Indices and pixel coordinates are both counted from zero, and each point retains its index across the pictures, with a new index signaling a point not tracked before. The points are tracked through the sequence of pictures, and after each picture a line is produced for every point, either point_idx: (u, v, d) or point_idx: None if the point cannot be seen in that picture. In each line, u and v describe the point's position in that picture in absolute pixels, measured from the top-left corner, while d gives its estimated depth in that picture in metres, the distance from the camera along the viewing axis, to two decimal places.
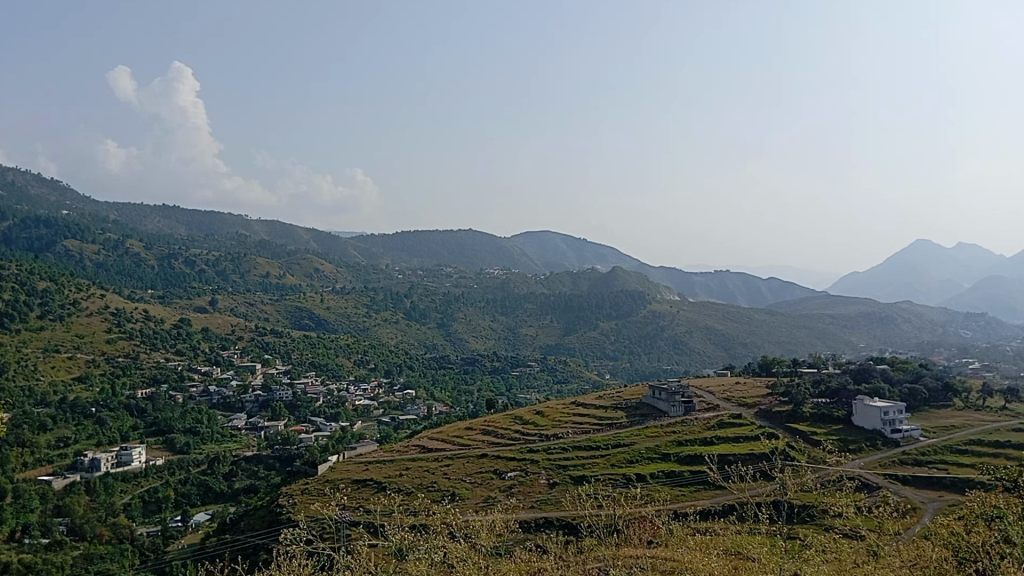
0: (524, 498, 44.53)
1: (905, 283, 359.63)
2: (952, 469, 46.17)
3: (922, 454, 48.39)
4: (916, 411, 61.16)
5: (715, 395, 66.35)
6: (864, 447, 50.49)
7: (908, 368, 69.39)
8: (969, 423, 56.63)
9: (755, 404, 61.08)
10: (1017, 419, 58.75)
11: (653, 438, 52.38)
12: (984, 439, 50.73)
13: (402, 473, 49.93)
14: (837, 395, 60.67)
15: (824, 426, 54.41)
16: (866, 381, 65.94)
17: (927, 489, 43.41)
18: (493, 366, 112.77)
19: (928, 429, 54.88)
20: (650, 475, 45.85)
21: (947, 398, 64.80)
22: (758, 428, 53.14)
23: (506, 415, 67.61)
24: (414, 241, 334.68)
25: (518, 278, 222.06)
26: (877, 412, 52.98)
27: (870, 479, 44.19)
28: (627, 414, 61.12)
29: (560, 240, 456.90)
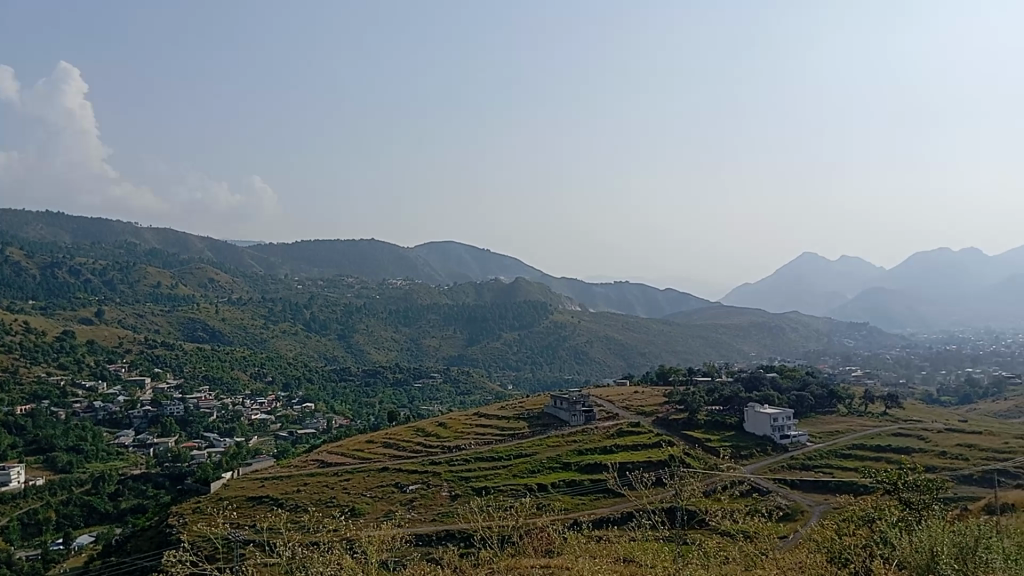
0: (425, 511, 43.76)
1: (794, 292, 375.41)
2: (836, 472, 48.00)
3: (808, 458, 50.16)
4: (803, 417, 63.59)
5: (614, 404, 67.16)
6: (755, 452, 51.98)
7: (795, 377, 72.09)
8: (852, 428, 59.16)
9: (653, 412, 62.08)
10: (895, 424, 61.86)
11: (553, 448, 52.49)
12: (865, 444, 53.15)
13: (299, 489, 48.37)
14: (730, 403, 62.35)
15: (718, 433, 55.69)
16: (756, 389, 68.11)
17: (812, 491, 44.99)
18: (395, 379, 111.13)
19: (814, 434, 57.07)
20: (552, 485, 45.88)
21: (831, 404, 67.70)
22: (655, 436, 54.02)
23: (406, 427, 66.62)
24: (314, 251, 328.14)
25: (420, 289, 220.45)
26: (767, 419, 54.69)
27: (760, 484, 45.42)
28: (528, 424, 61.09)
29: (463, 251, 456.66)
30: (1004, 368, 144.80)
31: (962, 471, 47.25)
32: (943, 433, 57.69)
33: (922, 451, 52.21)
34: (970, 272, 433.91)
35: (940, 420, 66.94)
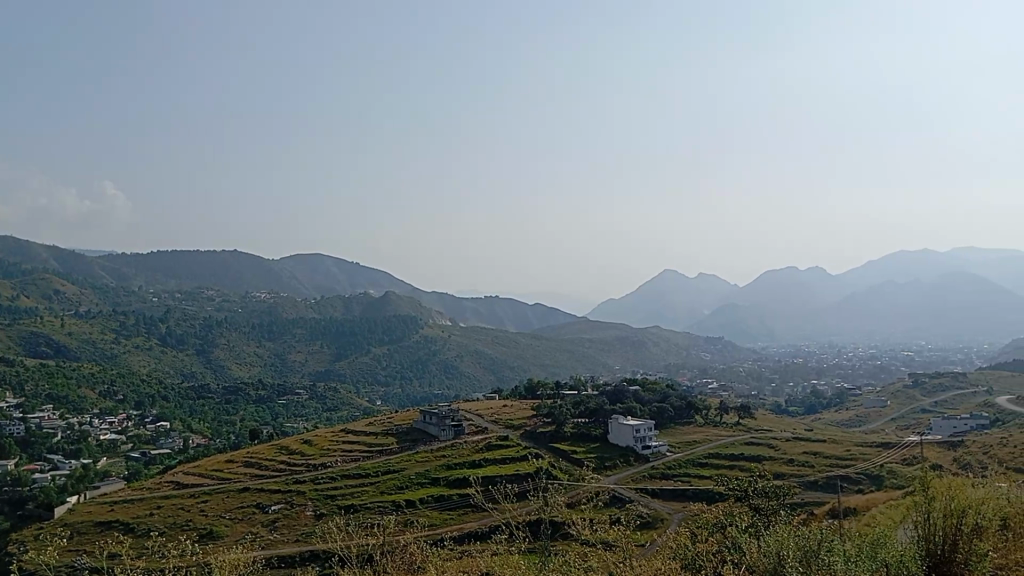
0: (288, 531, 42.00)
1: (656, 309, 388.30)
2: (694, 480, 49.50)
3: (668, 468, 51.56)
4: (664, 427, 65.54)
5: (484, 417, 66.84)
6: (618, 463, 52.94)
7: (656, 389, 74.13)
8: (709, 438, 61.37)
9: (521, 425, 62.18)
10: (748, 433, 64.73)
11: (422, 463, 51.58)
12: (721, 453, 55.20)
13: (153, 512, 45.43)
14: (596, 415, 63.24)
15: (583, 445, 56.36)
16: (620, 401, 69.59)
17: (672, 500, 46.11)
18: (257, 395, 106.47)
19: (674, 444, 58.80)
20: (420, 501, 44.97)
21: (690, 415, 70.07)
22: (523, 448, 54.07)
23: (269, 445, 63.92)
24: (172, 262, 312.15)
25: (287, 301, 213.57)
26: (630, 430, 55.85)
27: (623, 493, 46.19)
28: (397, 440, 59.84)
29: (330, 262, 446.12)
30: (845, 380, 155.07)
31: (809, 477, 49.87)
32: (791, 441, 60.75)
33: (773, 459, 54.71)
34: (815, 292, 463.44)
35: (789, 429, 70.49)
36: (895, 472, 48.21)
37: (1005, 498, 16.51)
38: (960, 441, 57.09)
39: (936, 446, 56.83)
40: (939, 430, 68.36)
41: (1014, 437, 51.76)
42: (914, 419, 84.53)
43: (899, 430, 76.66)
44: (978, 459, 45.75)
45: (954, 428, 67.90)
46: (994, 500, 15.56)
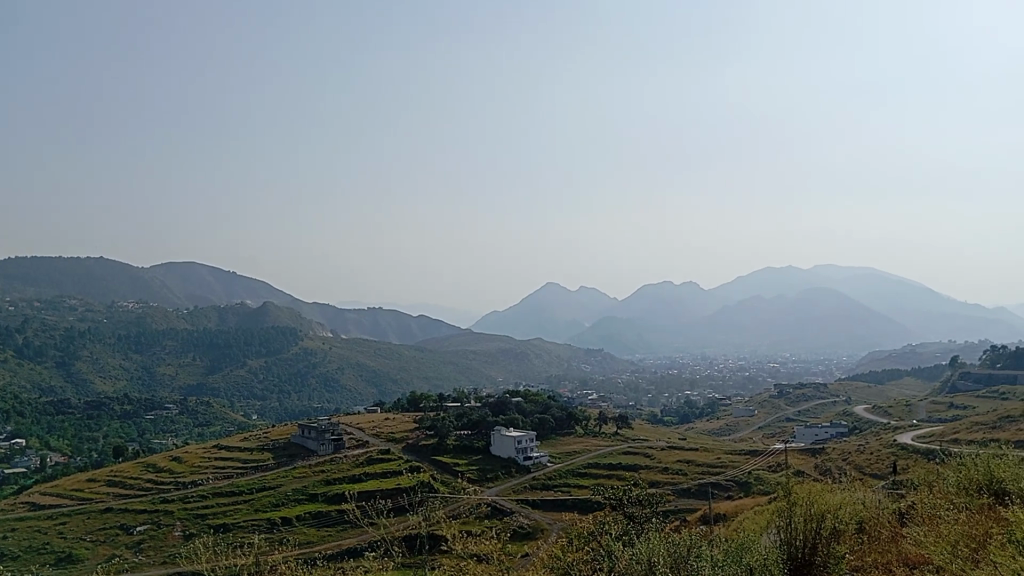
0: (155, 553, 39.87)
1: (539, 321, 392.89)
2: (573, 491, 50.07)
3: (549, 478, 52.01)
4: (544, 439, 66.19)
5: (364, 431, 65.45)
6: (500, 474, 53.04)
7: (538, 400, 74.72)
8: (588, 448, 62.36)
9: (403, 438, 61.26)
10: (626, 444, 66.18)
11: (299, 479, 50.02)
12: (600, 463, 56.18)
13: (5, 536, 42.25)
14: (478, 427, 63.21)
15: (465, 457, 56.27)
16: (502, 412, 69.68)
17: (552, 510, 46.40)
18: (123, 410, 100.44)
19: (554, 455, 59.46)
20: (296, 518, 43.57)
21: (570, 425, 71.01)
22: (404, 462, 53.33)
23: (137, 463, 60.57)
24: (29, 268, 291.64)
25: (158, 312, 203.50)
26: (512, 441, 56.17)
27: (503, 505, 46.15)
28: (273, 455, 57.91)
29: (204, 271, 428.00)
30: (716, 390, 161.51)
31: (681, 485, 51.42)
32: (665, 450, 62.65)
33: (649, 467, 56.16)
34: (690, 306, 480.84)
35: (664, 438, 72.66)
36: (762, 478, 50.30)
37: (858, 501, 17.44)
38: (821, 448, 60.29)
39: (798, 453, 59.90)
40: (802, 438, 72.13)
41: (868, 444, 55.26)
42: (778, 427, 88.85)
43: (765, 438, 80.26)
44: (836, 465, 48.57)
45: (816, 436, 71.89)
46: (849, 503, 16.47)
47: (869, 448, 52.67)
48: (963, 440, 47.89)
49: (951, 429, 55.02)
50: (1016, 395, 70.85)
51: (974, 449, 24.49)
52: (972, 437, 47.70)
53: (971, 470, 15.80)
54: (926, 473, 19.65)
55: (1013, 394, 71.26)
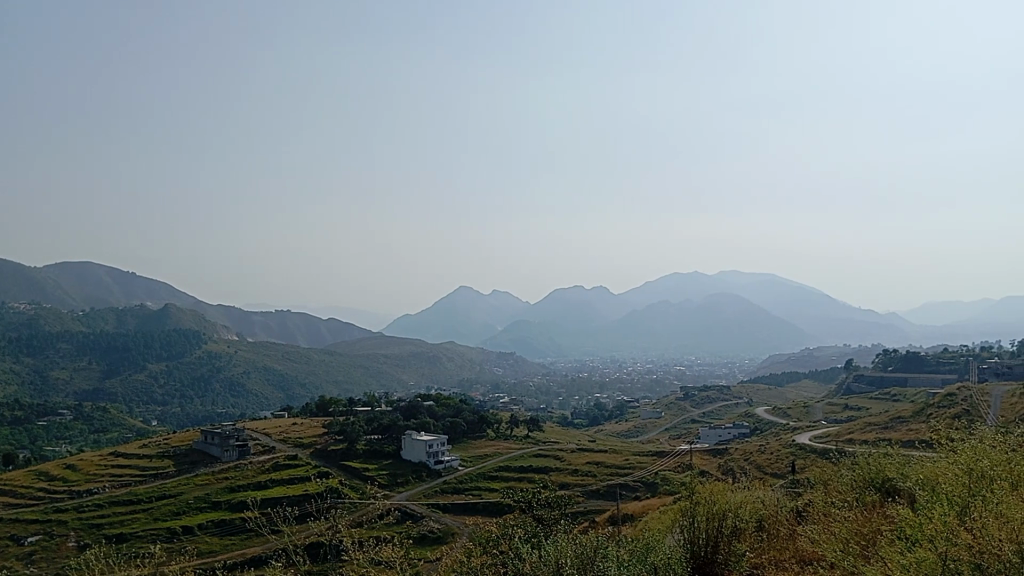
0: (47, 566, 37.75)
1: (451, 324, 391.66)
2: (483, 494, 49.93)
3: (460, 482, 51.76)
4: (456, 442, 65.85)
5: (271, 436, 63.60)
6: (410, 479, 52.44)
7: (449, 404, 74.18)
8: (499, 451, 62.36)
9: (311, 443, 59.79)
10: (537, 446, 66.43)
11: (202, 487, 48.28)
12: (511, 466, 56.23)
13: None
14: (388, 431, 62.30)
15: (375, 462, 55.40)
16: (413, 416, 68.84)
17: (463, 513, 46.13)
18: (10, 417, 94.68)
19: (466, 459, 59.19)
20: (198, 526, 42.02)
21: (481, 429, 70.84)
22: (312, 468, 52.15)
23: (26, 471, 57.18)
24: None
25: (50, 312, 193.22)
26: (422, 446, 55.62)
27: (413, 509, 45.56)
28: (174, 462, 55.67)
29: (100, 271, 408.75)
30: (625, 393, 164.18)
31: (591, 486, 51.91)
32: (576, 452, 63.21)
33: (559, 470, 56.50)
34: (600, 311, 488.06)
35: (574, 441, 73.20)
36: (668, 478, 51.21)
37: (758, 500, 17.80)
38: (724, 449, 61.97)
39: (702, 454, 61.34)
40: (706, 439, 73.96)
41: (768, 445, 57.05)
42: (684, 429, 90.79)
43: (671, 439, 82.03)
44: (738, 465, 50.00)
45: (719, 437, 73.82)
46: (749, 502, 16.83)
47: (769, 448, 54.46)
48: (856, 440, 50.00)
49: (846, 429, 57.37)
50: (905, 396, 74.49)
51: (866, 449, 25.47)
52: (864, 437, 49.83)
53: (865, 469, 16.32)
54: (823, 471, 20.18)
55: (903, 396, 74.95)
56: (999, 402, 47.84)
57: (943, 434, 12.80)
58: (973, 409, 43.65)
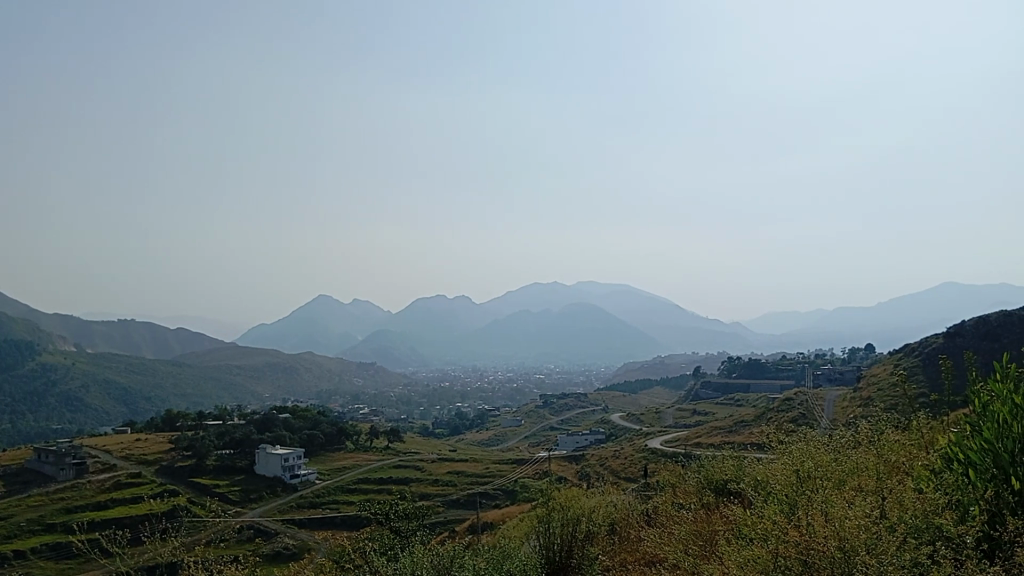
0: None
1: (308, 334, 381.51)
2: (341, 507, 48.83)
3: (316, 496, 50.47)
4: (314, 455, 63.99)
5: (112, 453, 59.48)
6: (264, 494, 50.64)
7: (306, 416, 71.90)
8: (358, 464, 61.14)
9: (156, 460, 56.38)
10: (397, 458, 65.59)
11: (34, 507, 44.58)
12: (370, 478, 55.26)
13: None
14: (241, 446, 59.78)
15: (226, 479, 53.07)
16: (268, 428, 66.09)
17: (319, 529, 44.86)
18: None
19: (323, 472, 57.70)
20: (31, 550, 38.81)
21: (340, 441, 69.25)
22: (158, 485, 49.28)
23: None
24: None
25: None
26: (278, 459, 53.97)
27: (266, 526, 43.82)
28: (2, 483, 51.07)
29: None
30: (485, 402, 165.00)
31: (452, 496, 51.81)
32: (437, 463, 62.95)
33: (419, 480, 56.05)
34: (462, 322, 489.22)
35: (433, 451, 72.74)
36: (527, 486, 51.76)
37: (610, 503, 17.84)
38: (581, 455, 63.40)
39: (561, 460, 62.50)
40: (564, 445, 75.51)
41: (622, 450, 58.84)
42: (543, 436, 92.23)
43: (531, 447, 83.26)
44: (594, 470, 51.31)
45: (576, 444, 75.53)
46: (603, 506, 16.95)
47: (624, 454, 56.26)
48: (704, 443, 52.53)
49: (695, 433, 59.98)
50: (748, 401, 78.94)
51: (712, 452, 26.73)
52: (711, 441, 52.28)
53: (709, 472, 16.97)
54: (672, 475, 20.64)
55: (746, 401, 79.27)
56: (831, 405, 51.60)
57: (776, 434, 13.03)
58: (809, 413, 46.73)
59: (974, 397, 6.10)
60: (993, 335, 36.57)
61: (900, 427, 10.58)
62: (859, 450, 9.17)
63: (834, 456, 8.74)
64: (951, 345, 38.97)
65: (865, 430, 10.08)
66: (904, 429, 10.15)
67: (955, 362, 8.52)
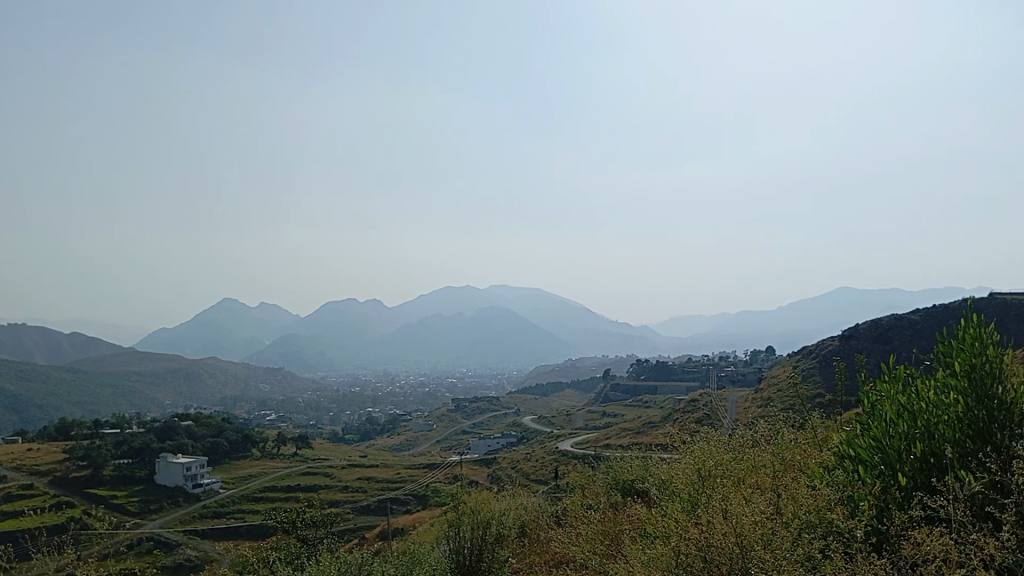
0: None
1: (213, 338, 369.94)
2: (247, 516, 47.48)
3: (220, 506, 48.94)
4: (217, 463, 61.98)
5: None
6: (165, 505, 48.83)
7: (210, 423, 69.54)
8: (264, 472, 59.59)
9: (48, 470, 53.45)
10: (304, 465, 64.27)
11: None
12: (277, 486, 53.95)
13: None
14: (140, 455, 57.32)
15: (125, 489, 50.85)
16: (169, 434, 63.36)
17: (224, 539, 43.52)
18: None
19: (227, 480, 55.99)
20: None
21: (245, 448, 67.34)
22: (51, 497, 46.70)
23: None
24: None
25: None
26: (179, 468, 52.16)
27: (167, 537, 42.16)
28: None
29: None
30: (396, 406, 163.36)
31: (361, 503, 51.08)
32: (346, 469, 61.99)
33: (328, 488, 55.00)
34: (373, 326, 483.26)
35: (343, 458, 71.64)
36: (437, 490, 51.49)
37: (521, 506, 17.77)
38: (492, 459, 63.52)
39: (471, 464, 62.37)
40: (476, 449, 75.60)
41: (533, 453, 59.29)
42: (454, 440, 91.80)
43: (442, 451, 82.91)
44: (505, 473, 51.57)
45: (488, 447, 75.70)
46: (512, 509, 16.87)
47: (535, 456, 56.58)
48: (613, 444, 53.24)
49: (605, 435, 60.84)
50: (656, 403, 80.66)
51: (620, 453, 27.11)
52: (620, 442, 53.08)
53: (617, 474, 17.12)
54: (579, 477, 20.65)
55: (654, 403, 81.11)
56: (734, 405, 53.30)
57: (679, 435, 13.18)
58: (713, 412, 48.15)
59: (864, 391, 6.14)
60: (885, 337, 38.43)
61: (795, 427, 10.79)
62: (756, 449, 9.28)
63: (733, 457, 8.80)
64: (846, 347, 40.72)
65: (762, 430, 10.18)
66: (799, 429, 10.29)
67: (846, 364, 8.71)
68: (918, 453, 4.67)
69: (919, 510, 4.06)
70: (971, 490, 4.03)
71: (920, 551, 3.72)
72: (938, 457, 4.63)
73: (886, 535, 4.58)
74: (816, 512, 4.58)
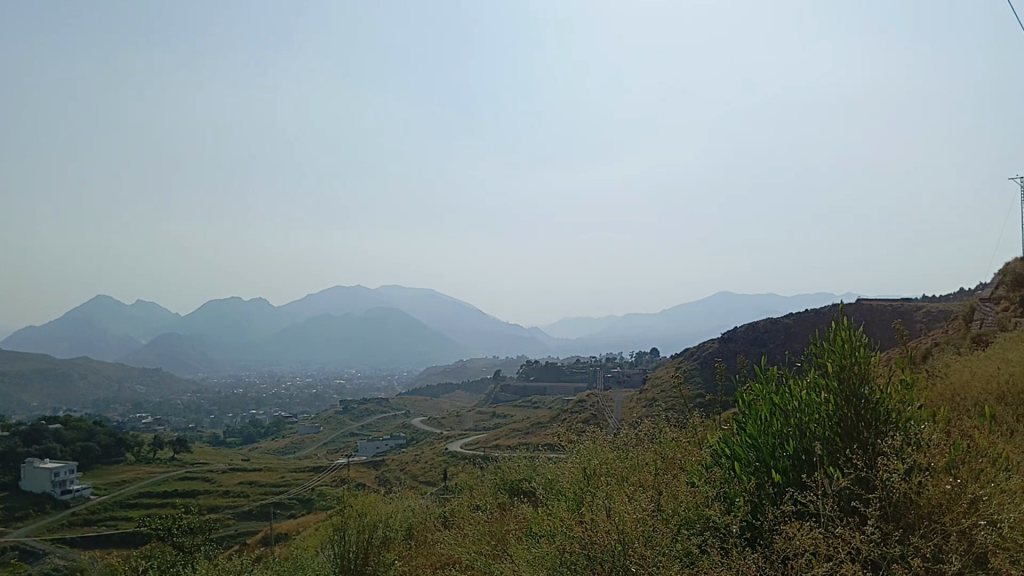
0: None
1: (85, 338, 350.17)
2: (120, 523, 45.00)
3: (90, 513, 46.17)
4: (89, 468, 58.59)
5: None
6: (30, 513, 45.79)
7: (81, 425, 65.68)
8: (140, 476, 56.78)
9: None
10: (184, 469, 61.64)
11: None
12: (153, 491, 51.45)
13: None
14: (3, 460, 53.34)
15: None
16: (36, 436, 59.18)
17: (94, 547, 41.08)
18: None
19: (99, 485, 52.98)
20: None
21: (119, 452, 63.95)
22: None
23: None
24: None
25: None
26: (46, 474, 48.71)
27: (34, 547, 39.49)
28: None
29: None
30: (281, 408, 159.23)
31: (242, 508, 49.20)
32: (227, 473, 59.84)
33: (207, 492, 52.90)
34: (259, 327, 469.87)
35: (225, 461, 69.17)
36: (323, 493, 50.08)
37: (408, 508, 17.35)
38: (380, 460, 62.72)
39: (359, 466, 61.34)
40: (364, 451, 74.44)
41: (423, 453, 58.85)
42: (342, 443, 89.85)
43: (330, 453, 81.20)
44: (394, 475, 50.86)
45: (377, 448, 74.67)
46: (398, 512, 16.30)
47: (424, 457, 56.16)
48: (501, 445, 53.32)
49: (494, 436, 60.98)
50: (544, 403, 81.66)
51: (508, 453, 27.00)
52: (509, 443, 53.12)
53: (505, 473, 17.04)
54: (466, 478, 20.44)
55: (543, 403, 82.12)
56: (620, 405, 54.59)
57: (567, 435, 13.08)
58: (600, 412, 49.22)
59: (741, 389, 6.16)
60: (761, 339, 40.24)
61: (675, 424, 10.87)
62: (639, 447, 9.27)
63: (619, 454, 8.76)
64: (726, 348, 42.11)
65: (645, 429, 10.23)
66: (683, 427, 10.36)
67: (723, 364, 8.84)
68: (793, 449, 4.70)
69: (787, 507, 4.08)
70: (836, 483, 4.09)
71: (791, 544, 3.70)
72: (809, 454, 4.68)
73: (762, 526, 4.57)
74: (693, 507, 4.53)
